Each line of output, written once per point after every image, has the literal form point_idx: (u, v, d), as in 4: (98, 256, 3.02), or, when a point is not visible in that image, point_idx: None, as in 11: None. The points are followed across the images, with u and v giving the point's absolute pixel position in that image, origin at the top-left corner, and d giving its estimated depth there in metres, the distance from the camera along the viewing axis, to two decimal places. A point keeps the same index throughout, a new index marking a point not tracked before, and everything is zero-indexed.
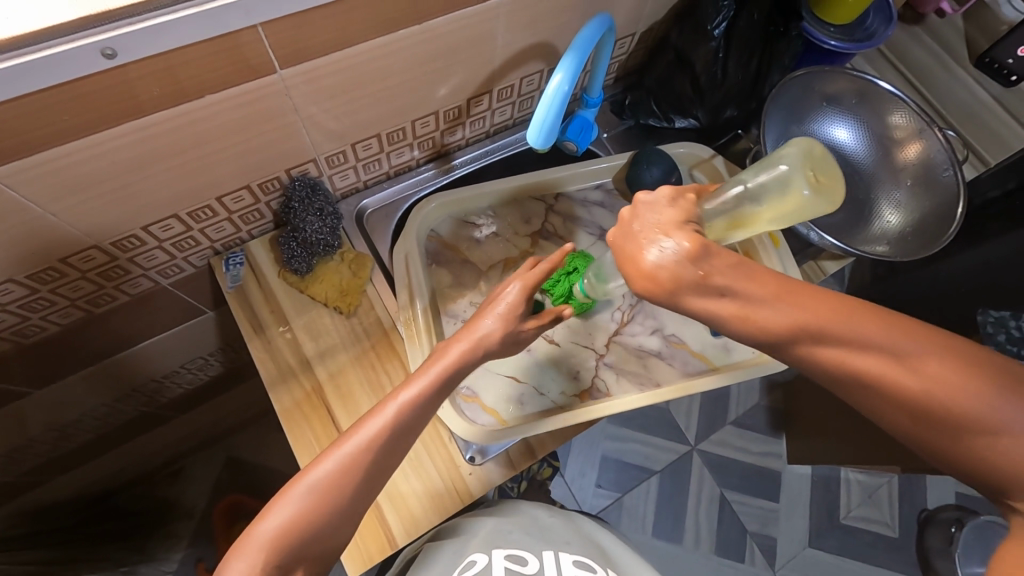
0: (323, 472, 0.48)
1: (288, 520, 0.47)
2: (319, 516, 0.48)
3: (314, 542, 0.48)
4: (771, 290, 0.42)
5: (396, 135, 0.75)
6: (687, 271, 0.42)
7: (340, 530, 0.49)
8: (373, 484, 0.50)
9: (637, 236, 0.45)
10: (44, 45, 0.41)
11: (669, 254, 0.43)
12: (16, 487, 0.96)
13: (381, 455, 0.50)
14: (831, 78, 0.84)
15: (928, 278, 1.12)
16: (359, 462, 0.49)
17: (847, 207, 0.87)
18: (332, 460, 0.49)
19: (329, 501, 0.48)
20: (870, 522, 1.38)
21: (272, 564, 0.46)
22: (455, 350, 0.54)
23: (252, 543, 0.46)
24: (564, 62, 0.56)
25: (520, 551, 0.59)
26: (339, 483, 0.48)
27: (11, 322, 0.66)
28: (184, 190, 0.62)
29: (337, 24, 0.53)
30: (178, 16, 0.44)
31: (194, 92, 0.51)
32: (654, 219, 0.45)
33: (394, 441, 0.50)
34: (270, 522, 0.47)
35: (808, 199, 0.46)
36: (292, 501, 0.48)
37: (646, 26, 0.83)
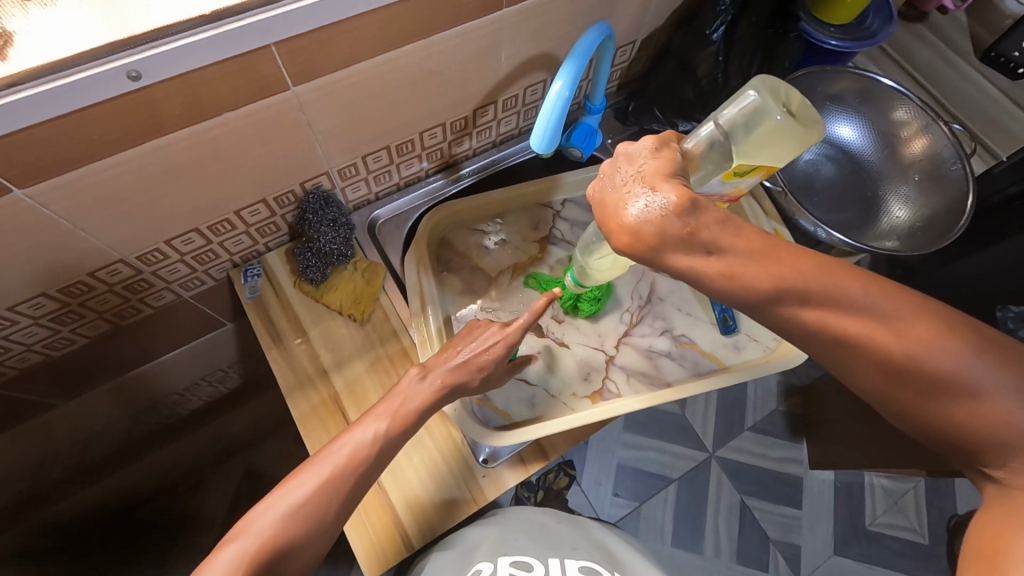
0: (296, 494, 0.52)
1: (267, 531, 0.50)
2: (290, 536, 0.51)
3: (287, 557, 0.51)
4: (751, 246, 0.44)
5: (405, 147, 0.77)
6: (673, 225, 0.44)
7: (307, 554, 0.52)
8: (345, 508, 0.54)
9: (619, 188, 0.47)
10: (77, 68, 0.44)
11: (656, 208, 0.45)
12: (44, 499, 0.98)
13: (358, 481, 0.55)
14: (832, 78, 0.85)
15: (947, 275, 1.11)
16: (333, 483, 0.53)
17: (854, 204, 0.87)
18: (306, 480, 0.53)
19: (301, 521, 0.51)
20: (898, 528, 1.34)
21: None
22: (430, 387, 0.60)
23: (220, 561, 0.48)
24: (564, 70, 0.58)
25: (526, 558, 0.59)
26: (314, 505, 0.52)
27: (42, 335, 0.69)
28: (205, 203, 0.65)
29: (347, 42, 0.56)
30: (198, 38, 0.47)
31: (215, 109, 0.54)
32: (636, 173, 0.47)
33: (364, 467, 0.55)
34: (244, 541, 0.50)
35: (784, 121, 0.54)
36: (271, 515, 0.51)
37: (646, 34, 0.84)
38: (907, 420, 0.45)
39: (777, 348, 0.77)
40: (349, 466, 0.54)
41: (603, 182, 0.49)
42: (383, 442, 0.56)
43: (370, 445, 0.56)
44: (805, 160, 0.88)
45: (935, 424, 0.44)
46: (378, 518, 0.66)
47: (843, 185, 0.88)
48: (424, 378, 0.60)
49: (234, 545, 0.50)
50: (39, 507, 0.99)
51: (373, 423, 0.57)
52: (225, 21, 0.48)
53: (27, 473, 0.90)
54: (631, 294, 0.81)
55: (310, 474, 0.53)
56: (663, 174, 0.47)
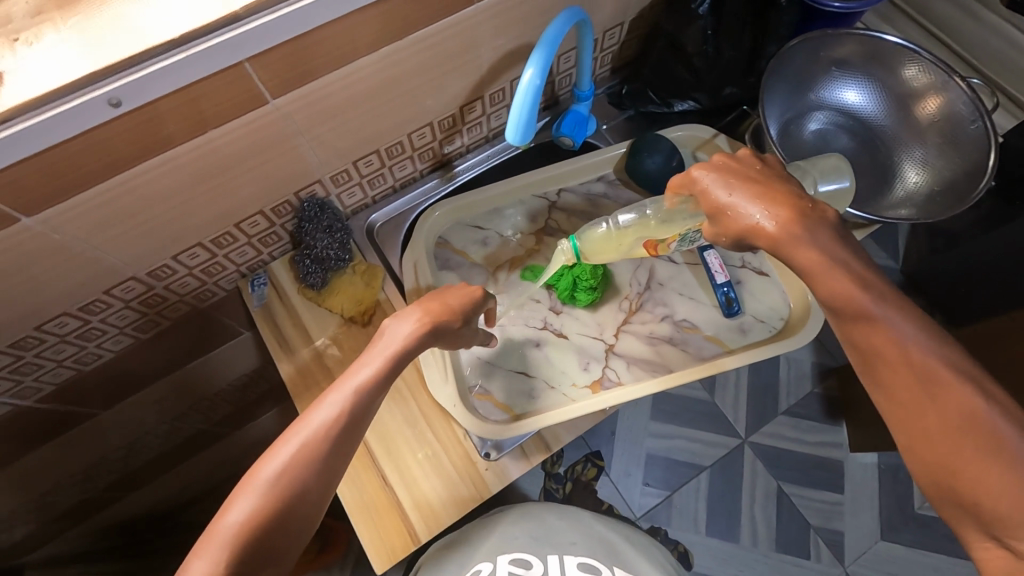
0: (274, 462, 0.51)
1: (273, 480, 0.50)
2: (277, 504, 0.49)
3: (301, 504, 0.51)
4: (829, 220, 0.53)
5: (395, 149, 0.78)
6: (792, 228, 0.52)
7: (319, 500, 0.52)
8: (331, 470, 0.52)
9: (730, 196, 0.56)
10: (62, 100, 0.47)
11: (776, 214, 0.53)
12: (97, 501, 1.06)
13: (354, 422, 0.54)
14: (838, 42, 0.79)
15: (996, 241, 1.04)
16: (310, 448, 0.51)
17: (866, 173, 0.83)
18: (285, 448, 0.51)
19: (282, 491, 0.50)
20: None
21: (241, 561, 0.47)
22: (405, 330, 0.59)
23: (214, 539, 0.48)
24: (535, 57, 0.57)
25: (525, 556, 0.65)
26: (294, 470, 0.50)
27: (71, 351, 0.73)
28: (206, 218, 0.68)
29: (321, 52, 0.57)
30: (172, 62, 0.49)
31: (200, 127, 0.56)
32: (726, 184, 0.56)
33: (344, 436, 0.53)
34: (232, 516, 0.49)
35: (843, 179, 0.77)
36: (274, 462, 0.51)
37: (634, 14, 0.82)
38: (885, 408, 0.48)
39: (784, 328, 0.75)
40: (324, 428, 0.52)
41: (707, 177, 0.57)
42: (357, 397, 0.54)
43: (344, 403, 0.54)
44: (812, 131, 0.84)
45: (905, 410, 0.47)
46: (386, 514, 0.68)
47: (852, 154, 0.84)
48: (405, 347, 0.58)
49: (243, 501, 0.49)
50: (91, 510, 1.07)
51: (353, 394, 0.54)
52: (194, 43, 0.49)
53: (78, 479, 0.97)
54: (630, 281, 0.80)
55: (286, 441, 0.52)
56: (760, 182, 0.55)
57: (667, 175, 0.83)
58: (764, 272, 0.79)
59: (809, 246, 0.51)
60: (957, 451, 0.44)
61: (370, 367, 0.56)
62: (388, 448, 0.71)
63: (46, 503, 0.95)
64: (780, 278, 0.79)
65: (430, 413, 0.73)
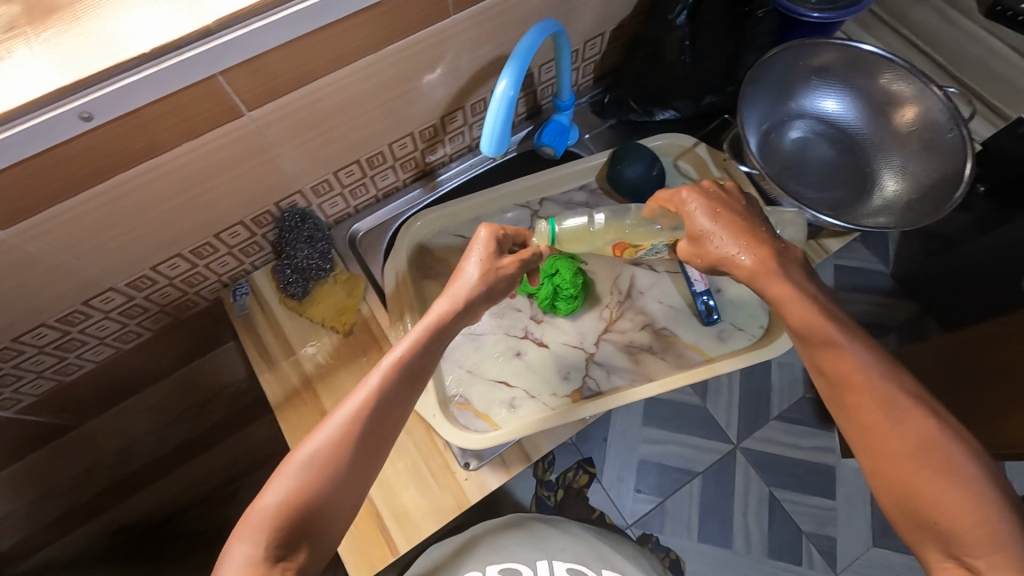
0: (313, 443, 0.49)
1: (313, 459, 0.48)
2: (318, 485, 0.48)
3: (343, 486, 0.49)
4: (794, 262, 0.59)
5: (376, 160, 0.78)
6: (760, 264, 0.58)
7: (361, 483, 0.50)
8: (368, 452, 0.51)
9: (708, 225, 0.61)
10: (32, 115, 0.47)
11: (747, 250, 0.58)
12: (84, 512, 1.05)
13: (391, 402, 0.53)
14: (816, 50, 0.80)
15: (990, 245, 1.05)
16: (350, 428, 0.50)
17: (847, 180, 0.83)
18: (323, 428, 0.50)
19: (322, 472, 0.48)
20: None
21: (281, 545, 0.45)
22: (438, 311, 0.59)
23: (251, 523, 0.46)
24: (507, 70, 0.58)
25: (515, 565, 0.69)
26: (333, 452, 0.49)
27: (51, 362, 0.73)
28: (185, 229, 0.68)
29: (295, 65, 0.58)
30: (142, 76, 0.49)
31: (174, 140, 0.57)
32: (707, 211, 0.61)
33: (382, 417, 0.52)
34: (269, 497, 0.47)
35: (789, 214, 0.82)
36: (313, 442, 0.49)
37: (615, 24, 0.83)
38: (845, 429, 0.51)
39: (763, 336, 0.76)
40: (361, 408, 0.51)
41: (700, 202, 0.62)
42: (392, 376, 0.53)
43: (381, 383, 0.53)
44: (793, 139, 0.85)
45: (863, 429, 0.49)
46: (364, 525, 0.68)
47: (833, 161, 0.84)
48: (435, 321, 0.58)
49: (280, 481, 0.48)
50: (80, 520, 1.06)
51: (389, 373, 0.53)
52: (165, 58, 0.50)
53: (65, 489, 0.97)
54: (610, 290, 0.80)
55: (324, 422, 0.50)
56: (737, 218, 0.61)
57: (647, 184, 0.82)
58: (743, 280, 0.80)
59: (781, 279, 0.56)
60: (912, 466, 0.46)
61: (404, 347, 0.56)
62: None
63: (32, 514, 0.95)
64: None
65: (410, 423, 0.72)
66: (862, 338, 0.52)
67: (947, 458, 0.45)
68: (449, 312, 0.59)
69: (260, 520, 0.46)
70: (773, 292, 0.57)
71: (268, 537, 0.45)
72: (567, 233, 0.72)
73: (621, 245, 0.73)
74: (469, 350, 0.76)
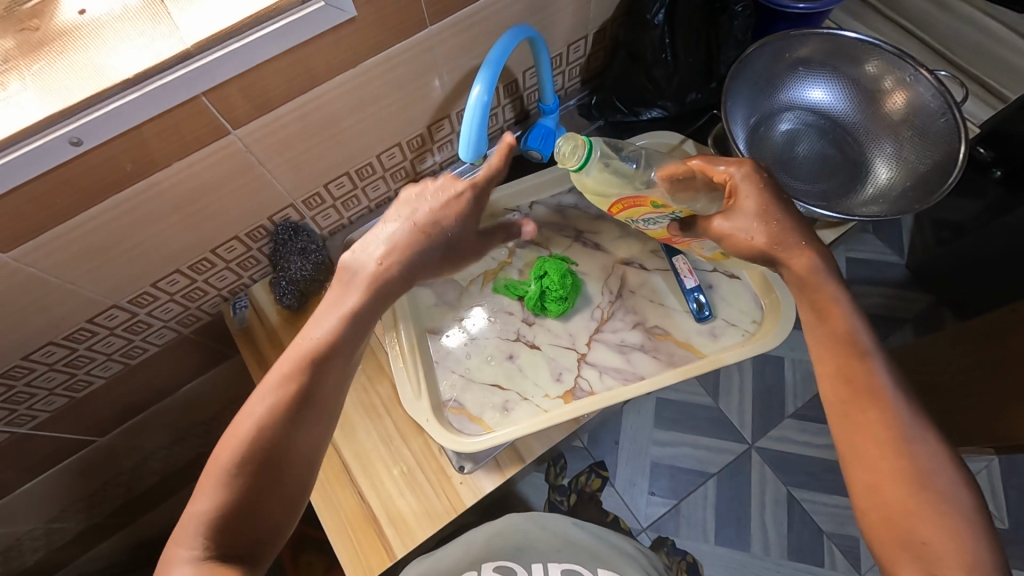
0: (235, 444, 0.49)
1: (241, 448, 0.49)
2: (251, 486, 0.48)
3: (280, 470, 0.50)
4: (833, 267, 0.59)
5: (365, 171, 0.80)
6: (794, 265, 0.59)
7: (303, 463, 0.51)
8: (299, 433, 0.51)
9: (750, 206, 0.60)
10: (26, 142, 0.50)
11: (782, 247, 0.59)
12: (103, 525, 1.08)
13: (314, 377, 0.53)
14: (801, 42, 0.79)
15: (1004, 229, 1.01)
16: (270, 424, 0.50)
17: (838, 170, 0.82)
18: (242, 428, 0.50)
19: (250, 469, 0.48)
20: None
21: (222, 547, 0.46)
22: (364, 274, 0.57)
23: (188, 529, 0.47)
24: (481, 76, 0.59)
25: (509, 564, 0.70)
26: (262, 437, 0.49)
27: (61, 378, 0.76)
28: (182, 245, 0.70)
29: (277, 83, 0.60)
30: (128, 101, 0.52)
31: (164, 160, 0.59)
32: (755, 197, 0.60)
33: (307, 403, 0.52)
34: (205, 501, 0.47)
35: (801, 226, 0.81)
36: (240, 430, 0.50)
37: (597, 28, 0.84)
38: (848, 439, 0.52)
39: (755, 332, 0.75)
40: (281, 402, 0.51)
41: (752, 175, 0.60)
42: (315, 356, 0.53)
43: (298, 368, 0.52)
44: (782, 132, 0.84)
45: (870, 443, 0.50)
46: (364, 531, 0.69)
47: (824, 153, 0.83)
48: (357, 303, 0.56)
49: (212, 487, 0.48)
50: (100, 533, 1.09)
51: (305, 361, 0.53)
52: (149, 82, 0.52)
53: (83, 503, 1.00)
54: (601, 290, 0.80)
55: (242, 422, 0.50)
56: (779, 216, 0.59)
57: None
58: (735, 275, 0.79)
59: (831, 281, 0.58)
60: (911, 489, 0.48)
61: (326, 321, 0.55)
62: (365, 466, 0.72)
63: (53, 528, 0.98)
64: (754, 284, 0.78)
65: (406, 429, 0.74)
66: (868, 353, 0.54)
67: (939, 486, 0.48)
68: (383, 271, 0.58)
69: (198, 523, 0.47)
70: (821, 295, 0.58)
71: (204, 542, 0.46)
72: (597, 163, 0.65)
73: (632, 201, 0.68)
74: (462, 355, 0.77)
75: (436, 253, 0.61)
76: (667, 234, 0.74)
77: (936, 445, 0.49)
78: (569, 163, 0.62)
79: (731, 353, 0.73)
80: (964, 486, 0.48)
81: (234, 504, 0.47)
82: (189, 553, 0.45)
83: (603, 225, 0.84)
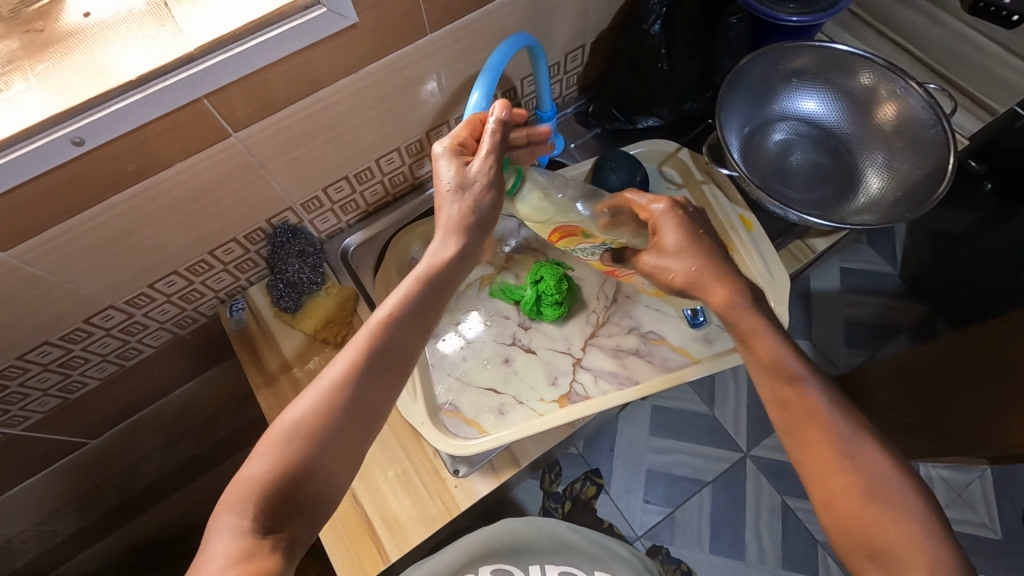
0: (298, 414, 0.49)
1: (301, 420, 0.48)
2: (306, 459, 0.47)
3: (335, 449, 0.49)
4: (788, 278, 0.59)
5: (364, 175, 0.81)
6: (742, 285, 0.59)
7: (359, 444, 0.50)
8: (360, 415, 0.50)
9: (670, 240, 0.61)
10: (28, 141, 0.50)
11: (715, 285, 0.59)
12: (95, 529, 1.07)
13: (379, 357, 0.52)
14: (794, 54, 0.81)
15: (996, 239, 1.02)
16: (335, 400, 0.49)
17: (831, 179, 0.83)
18: (309, 398, 0.49)
19: (307, 443, 0.48)
20: (968, 525, 1.16)
21: (267, 519, 0.45)
22: (438, 255, 0.57)
23: (236, 493, 0.46)
24: (480, 83, 0.62)
25: (507, 567, 0.71)
26: (322, 411, 0.49)
27: (56, 378, 0.76)
28: (180, 246, 0.70)
29: (278, 86, 0.60)
30: (130, 102, 0.52)
31: (165, 161, 0.59)
32: (673, 233, 0.61)
33: (369, 382, 0.51)
34: (256, 467, 0.46)
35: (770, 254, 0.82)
36: (304, 401, 0.49)
37: (594, 37, 0.85)
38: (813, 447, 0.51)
39: None
40: (345, 379, 0.50)
41: (671, 211, 0.61)
42: (382, 337, 0.53)
43: (367, 346, 0.52)
44: (775, 141, 0.85)
45: (818, 461, 0.51)
46: (358, 535, 0.69)
47: (817, 162, 0.84)
48: (414, 282, 0.56)
49: (267, 453, 0.47)
50: (92, 537, 1.08)
51: (376, 335, 0.52)
52: (151, 84, 0.53)
53: (75, 506, 0.99)
54: (596, 296, 0.81)
55: (309, 392, 0.50)
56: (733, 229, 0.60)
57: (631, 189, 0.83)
58: None
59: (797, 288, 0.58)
60: (862, 500, 0.49)
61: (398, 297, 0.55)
62: (359, 469, 0.72)
63: (44, 531, 0.97)
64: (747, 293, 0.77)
65: (401, 433, 0.74)
66: None
67: (893, 490, 0.49)
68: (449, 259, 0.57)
69: (245, 490, 0.46)
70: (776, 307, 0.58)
71: (252, 511, 0.45)
72: (530, 189, 0.69)
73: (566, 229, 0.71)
74: (459, 358, 0.77)
75: (476, 241, 0.59)
76: (611, 269, 0.76)
77: (884, 452, 0.50)
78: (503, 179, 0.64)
79: (728, 357, 0.73)
80: (916, 490, 0.49)
81: (286, 476, 0.46)
82: (237, 520, 0.44)
83: None
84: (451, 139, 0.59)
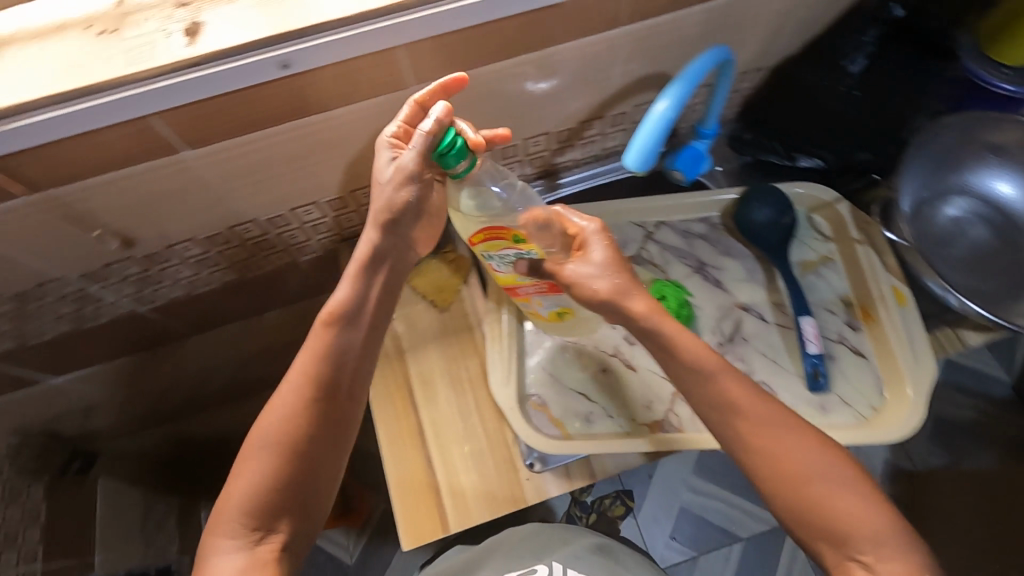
0: (265, 430, 0.54)
1: (270, 436, 0.54)
2: (284, 471, 0.53)
3: (307, 451, 0.54)
4: None
5: (508, 151, 0.80)
6: None
7: (332, 444, 0.56)
8: (325, 418, 0.56)
9: (595, 261, 0.56)
10: (243, 56, 0.53)
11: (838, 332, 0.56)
12: (167, 412, 1.15)
13: (333, 361, 0.57)
14: (1000, 126, 0.74)
15: None
16: (299, 412, 0.55)
17: (1008, 272, 0.74)
18: (272, 416, 0.54)
19: (277, 458, 0.53)
20: None
21: (255, 532, 0.52)
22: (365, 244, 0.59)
23: (227, 514, 0.52)
24: (671, 91, 0.58)
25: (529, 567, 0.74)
26: (287, 424, 0.54)
27: (188, 273, 0.82)
28: (329, 181, 0.73)
29: (467, 49, 0.60)
30: (339, 37, 0.54)
31: (345, 99, 0.61)
32: (600, 256, 0.55)
33: (327, 386, 0.56)
34: (238, 487, 0.53)
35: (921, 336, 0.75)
36: (267, 418, 0.55)
37: (777, 63, 0.81)
38: None
39: (872, 418, 0.70)
40: (304, 391, 0.55)
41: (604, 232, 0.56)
42: (333, 340, 0.57)
43: (320, 352, 0.57)
44: (950, 215, 0.77)
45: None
46: (423, 498, 0.70)
47: (993, 251, 0.76)
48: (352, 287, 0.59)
49: (243, 475, 0.53)
50: (164, 418, 1.17)
51: (324, 342, 0.57)
52: (363, 24, 0.54)
53: (158, 388, 1.07)
54: (712, 329, 0.76)
55: (273, 412, 0.55)
56: None
57: (775, 230, 0.79)
58: (862, 353, 0.74)
59: None
60: None
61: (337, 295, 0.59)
62: (438, 435, 0.73)
63: (130, 402, 1.06)
64: (881, 371, 0.73)
65: (486, 412, 0.74)
66: None
67: None
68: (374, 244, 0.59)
69: (232, 511, 0.52)
70: None
71: (237, 530, 0.52)
72: (466, 184, 0.56)
73: (494, 231, 0.57)
74: (557, 355, 0.76)
75: (407, 228, 0.61)
76: (515, 283, 0.66)
77: None
78: (449, 168, 0.52)
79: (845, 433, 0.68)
80: None
81: (268, 490, 0.53)
82: (230, 543, 0.51)
83: (728, 264, 0.80)
84: (398, 129, 0.59)
